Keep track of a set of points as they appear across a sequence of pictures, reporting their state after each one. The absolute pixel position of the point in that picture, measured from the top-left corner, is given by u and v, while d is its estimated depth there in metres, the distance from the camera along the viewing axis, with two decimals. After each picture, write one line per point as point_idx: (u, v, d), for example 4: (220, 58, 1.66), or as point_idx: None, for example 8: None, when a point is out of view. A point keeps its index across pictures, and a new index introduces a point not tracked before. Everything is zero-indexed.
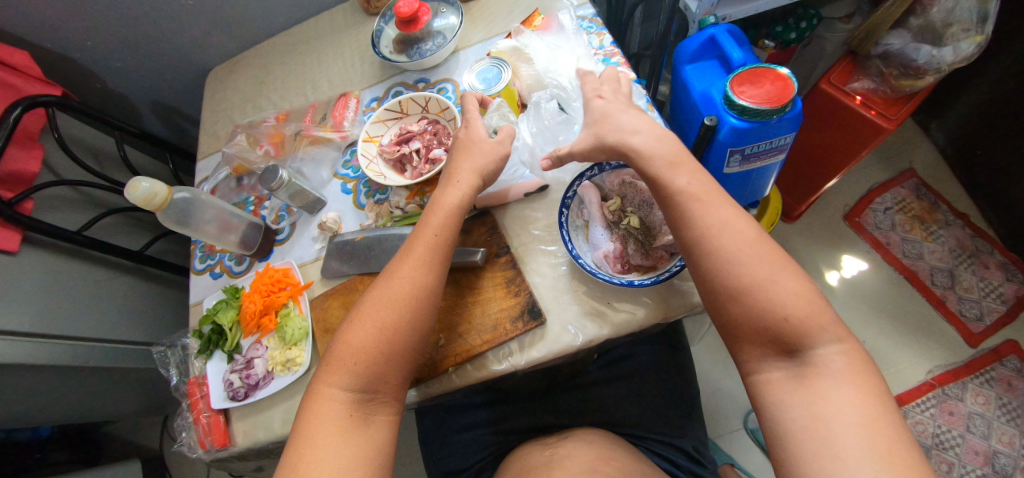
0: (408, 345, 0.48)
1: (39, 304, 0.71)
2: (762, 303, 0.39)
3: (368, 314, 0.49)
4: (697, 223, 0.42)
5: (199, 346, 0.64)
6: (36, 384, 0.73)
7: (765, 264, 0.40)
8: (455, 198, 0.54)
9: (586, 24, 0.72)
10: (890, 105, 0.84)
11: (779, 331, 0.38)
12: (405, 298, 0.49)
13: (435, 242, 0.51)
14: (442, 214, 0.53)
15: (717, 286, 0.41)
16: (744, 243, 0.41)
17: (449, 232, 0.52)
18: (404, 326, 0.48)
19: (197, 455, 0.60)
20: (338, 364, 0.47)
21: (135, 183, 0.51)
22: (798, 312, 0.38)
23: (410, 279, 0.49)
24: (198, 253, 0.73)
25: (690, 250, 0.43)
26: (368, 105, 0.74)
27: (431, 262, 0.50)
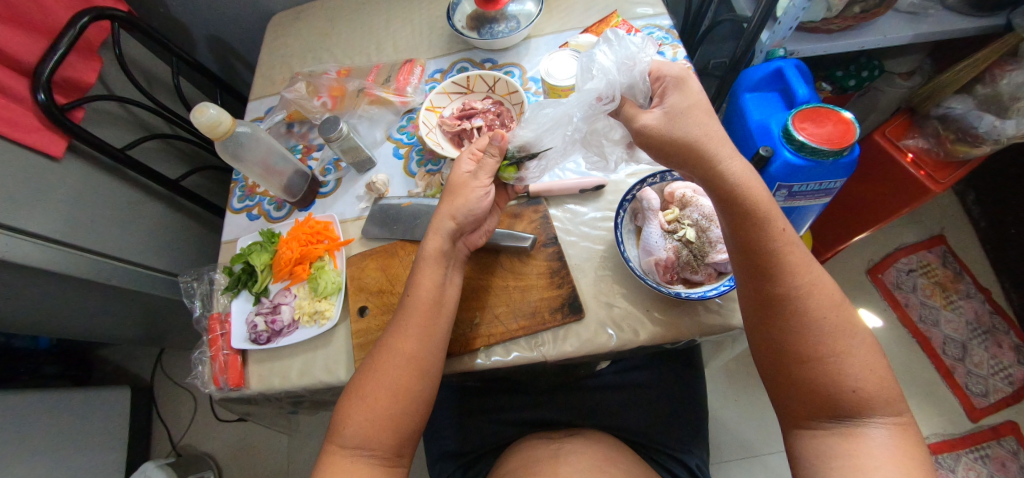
0: (399, 410, 0.46)
1: (73, 214, 0.70)
2: (843, 369, 0.40)
3: (362, 378, 0.48)
4: (783, 284, 0.42)
5: (227, 283, 0.63)
6: (54, 292, 0.73)
7: (844, 336, 0.41)
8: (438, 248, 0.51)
9: (660, 34, 0.72)
10: (939, 168, 0.84)
11: (839, 401, 0.40)
12: (392, 366, 0.47)
13: (422, 303, 0.49)
14: (429, 269, 0.51)
15: (788, 346, 0.42)
16: (830, 313, 0.41)
17: (436, 286, 0.50)
18: (391, 390, 0.47)
19: (209, 391, 0.60)
20: (343, 418, 0.47)
21: (202, 109, 0.51)
22: (868, 384, 0.39)
23: (402, 339, 0.48)
24: (238, 192, 0.72)
25: (772, 309, 0.43)
26: (431, 76, 0.74)
27: (418, 325, 0.48)
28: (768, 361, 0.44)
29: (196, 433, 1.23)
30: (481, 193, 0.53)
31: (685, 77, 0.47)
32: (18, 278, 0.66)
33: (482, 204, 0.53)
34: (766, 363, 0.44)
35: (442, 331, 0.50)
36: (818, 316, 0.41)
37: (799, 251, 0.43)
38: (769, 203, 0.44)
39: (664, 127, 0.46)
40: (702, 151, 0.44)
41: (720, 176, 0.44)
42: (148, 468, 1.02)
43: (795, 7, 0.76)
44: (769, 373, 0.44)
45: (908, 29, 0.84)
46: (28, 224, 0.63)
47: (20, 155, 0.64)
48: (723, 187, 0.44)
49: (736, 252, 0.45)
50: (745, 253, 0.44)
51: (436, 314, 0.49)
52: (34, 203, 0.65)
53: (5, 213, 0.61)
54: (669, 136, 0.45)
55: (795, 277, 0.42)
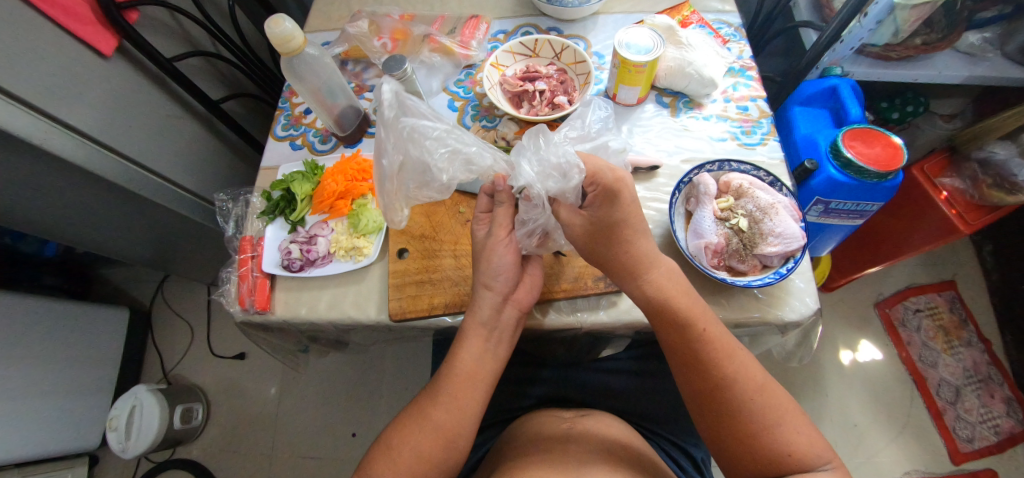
0: (421, 474, 0.44)
1: (111, 114, 0.69)
2: (772, 440, 0.40)
3: (390, 437, 0.47)
4: (711, 375, 0.43)
5: (265, 208, 0.63)
6: (81, 193, 0.72)
7: (777, 409, 0.41)
8: (485, 316, 0.48)
9: (728, 30, 0.71)
10: (971, 210, 0.85)
11: (780, 466, 0.39)
12: (422, 433, 0.45)
13: (462, 373, 0.47)
14: (472, 341, 0.48)
15: (725, 427, 0.42)
16: (756, 392, 0.42)
17: (478, 358, 0.48)
18: (416, 454, 0.44)
19: (233, 311, 0.59)
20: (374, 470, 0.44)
21: (279, 20, 0.50)
22: (797, 446, 0.40)
23: (446, 409, 0.46)
24: (282, 120, 0.71)
25: (708, 397, 0.43)
26: (494, 36, 0.73)
27: (454, 395, 0.46)
28: (709, 439, 0.44)
29: (188, 365, 1.22)
30: (505, 249, 0.49)
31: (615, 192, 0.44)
32: (49, 170, 0.64)
33: (507, 261, 0.49)
34: (709, 439, 0.44)
35: (477, 404, 0.48)
36: (749, 400, 0.41)
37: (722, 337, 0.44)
38: (686, 293, 0.45)
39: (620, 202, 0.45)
40: (618, 236, 0.45)
41: (641, 271, 0.46)
42: (139, 390, 1.01)
43: (863, 28, 0.74)
44: (713, 449, 0.44)
45: (963, 69, 0.85)
46: (67, 115, 0.62)
47: (69, 44, 0.62)
48: (644, 289, 0.45)
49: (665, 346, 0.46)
50: (680, 351, 0.44)
51: (474, 387, 0.47)
52: (79, 97, 0.64)
53: (46, 100, 0.59)
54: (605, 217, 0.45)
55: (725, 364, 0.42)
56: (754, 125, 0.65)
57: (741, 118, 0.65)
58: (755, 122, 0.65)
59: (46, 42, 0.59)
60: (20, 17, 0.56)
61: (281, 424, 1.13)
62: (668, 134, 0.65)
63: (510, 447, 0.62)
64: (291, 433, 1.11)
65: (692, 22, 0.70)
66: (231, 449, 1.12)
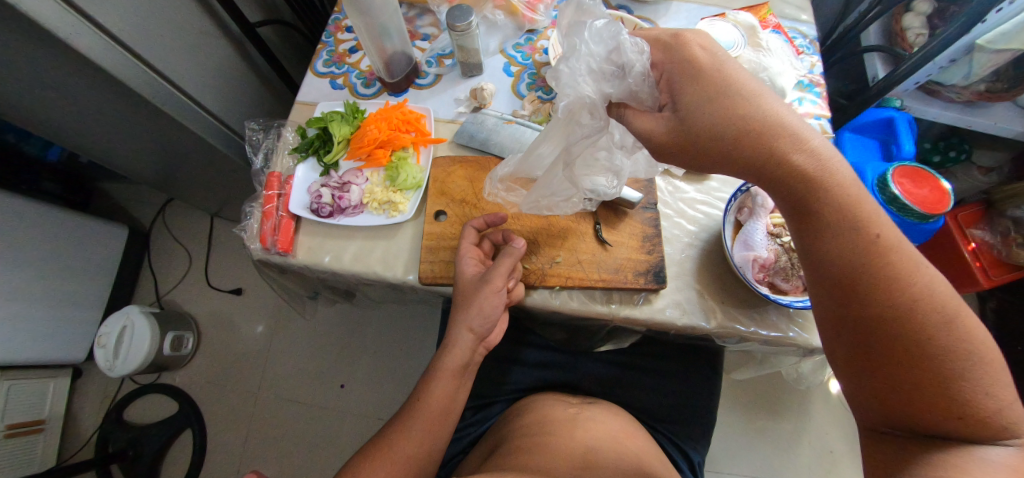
0: None
1: (143, 19, 0.64)
2: (959, 390, 0.33)
3: (358, 461, 0.48)
4: (888, 298, 0.35)
5: (299, 145, 0.59)
6: (102, 99, 0.67)
7: (963, 356, 0.33)
8: (462, 356, 0.52)
9: (803, 42, 0.69)
10: (994, 265, 0.86)
11: (957, 420, 0.33)
12: (394, 461, 0.47)
13: (433, 410, 0.50)
14: (444, 381, 0.51)
15: (896, 364, 0.35)
16: (950, 329, 0.34)
17: (449, 396, 0.52)
18: None
19: (252, 248, 0.57)
20: None
21: None
22: (990, 403, 0.33)
23: (417, 441, 0.49)
24: (325, 55, 0.67)
25: (876, 324, 0.35)
26: (560, 4, 0.68)
27: (425, 428, 0.49)
28: (857, 377, 0.38)
29: (182, 294, 1.19)
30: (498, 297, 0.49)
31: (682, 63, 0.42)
32: (73, 71, 0.60)
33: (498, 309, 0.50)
34: (857, 378, 0.37)
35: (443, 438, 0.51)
36: (937, 339, 0.34)
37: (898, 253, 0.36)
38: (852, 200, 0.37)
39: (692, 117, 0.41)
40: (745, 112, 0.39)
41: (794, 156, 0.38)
42: (131, 311, 0.99)
43: (935, 66, 0.72)
44: (859, 388, 0.37)
45: (1019, 124, 0.84)
46: (99, 13, 0.57)
47: None
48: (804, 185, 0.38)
49: (817, 259, 0.38)
50: (846, 262, 0.37)
51: (443, 423, 0.51)
52: None
53: None
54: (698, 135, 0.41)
55: (894, 288, 0.35)
56: None
57: None
58: None
59: None
60: None
61: (271, 366, 1.12)
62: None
63: (514, 427, 0.61)
64: (280, 376, 1.10)
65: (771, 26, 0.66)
66: (217, 383, 1.11)
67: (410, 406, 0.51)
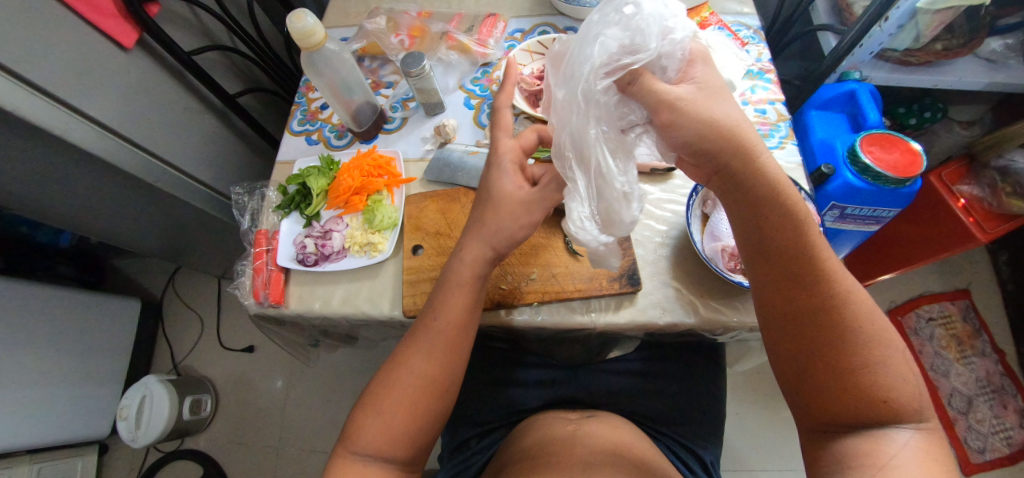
0: (416, 423, 0.46)
1: (130, 107, 0.69)
2: (868, 380, 0.36)
3: (378, 387, 0.48)
4: (810, 292, 0.39)
5: (282, 201, 0.63)
6: (99, 184, 0.73)
7: (880, 347, 0.37)
8: (482, 250, 0.49)
9: (748, 33, 0.71)
10: (988, 218, 0.85)
11: (870, 409, 0.36)
12: (411, 381, 0.46)
13: (448, 328, 0.48)
14: (457, 293, 0.48)
15: (816, 354, 0.38)
16: (864, 323, 0.37)
17: (466, 311, 0.48)
18: (411, 406, 0.46)
19: (247, 304, 0.60)
20: (367, 428, 0.45)
21: (301, 15, 0.51)
22: (897, 393, 0.36)
23: (432, 360, 0.47)
24: (299, 115, 0.71)
25: (796, 317, 0.39)
26: (511, 35, 0.73)
27: (435, 343, 0.47)
28: (789, 370, 0.41)
29: (198, 357, 1.23)
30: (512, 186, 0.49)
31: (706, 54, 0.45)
32: (69, 161, 0.65)
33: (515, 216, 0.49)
34: (789, 372, 0.41)
35: (464, 355, 0.49)
36: (852, 331, 0.37)
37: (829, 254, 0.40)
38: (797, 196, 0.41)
39: (696, 102, 0.41)
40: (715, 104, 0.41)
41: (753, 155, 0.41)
42: (149, 381, 1.03)
43: (884, 33, 0.73)
44: (790, 381, 0.41)
45: (984, 76, 0.84)
46: (89, 107, 0.63)
47: (92, 36, 0.63)
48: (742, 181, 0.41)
49: (758, 260, 0.42)
50: (777, 257, 0.40)
51: (463, 336, 0.48)
52: (99, 88, 0.64)
53: (69, 92, 0.60)
54: (704, 114, 0.40)
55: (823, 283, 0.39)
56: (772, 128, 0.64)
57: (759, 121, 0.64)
58: (773, 125, 0.64)
59: (69, 34, 0.60)
60: (45, 8, 0.57)
61: (287, 417, 1.14)
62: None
63: (517, 450, 0.62)
64: (297, 427, 1.12)
65: (711, 24, 0.70)
66: (237, 442, 1.13)
67: (419, 321, 0.49)
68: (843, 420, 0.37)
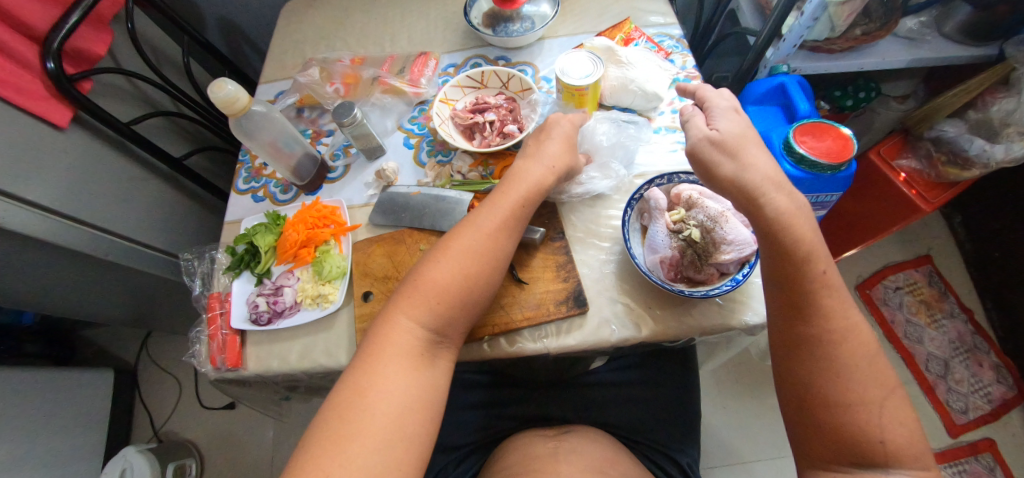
0: (472, 291, 0.47)
1: (72, 185, 0.69)
2: (862, 418, 0.38)
3: (433, 256, 0.49)
4: (814, 325, 0.41)
5: (230, 263, 0.63)
6: (48, 265, 0.72)
7: (877, 388, 0.39)
8: (540, 175, 0.54)
9: (670, 43, 0.73)
10: (929, 188, 0.87)
11: (864, 448, 0.37)
12: (469, 250, 0.48)
13: (509, 202, 0.51)
14: (515, 182, 0.53)
15: (813, 386, 0.40)
16: (863, 360, 0.40)
17: (521, 199, 0.52)
18: (464, 273, 0.47)
19: (205, 371, 0.59)
20: (416, 298, 0.46)
21: (221, 84, 0.51)
22: (893, 435, 0.37)
23: (492, 236, 0.49)
24: (243, 173, 0.72)
25: (798, 344, 0.42)
26: (444, 70, 0.75)
27: (493, 212, 0.50)
28: (789, 399, 0.42)
29: (180, 419, 1.21)
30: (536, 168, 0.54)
31: (730, 110, 0.51)
32: (12, 247, 0.65)
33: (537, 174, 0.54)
34: (789, 403, 0.42)
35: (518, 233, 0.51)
36: (850, 368, 0.39)
37: (836, 294, 0.42)
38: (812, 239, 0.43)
39: (709, 154, 0.48)
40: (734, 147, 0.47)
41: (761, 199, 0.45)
42: (128, 452, 1.01)
43: (801, 26, 0.78)
44: (791, 413, 0.42)
45: (905, 54, 0.88)
46: (27, 192, 0.62)
47: (23, 121, 0.63)
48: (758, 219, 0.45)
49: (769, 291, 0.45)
50: (786, 288, 0.43)
51: (519, 215, 0.51)
52: (36, 171, 0.64)
53: (6, 180, 0.60)
54: (717, 161, 0.48)
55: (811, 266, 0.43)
56: None
57: None
58: None
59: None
60: None
61: (276, 470, 1.12)
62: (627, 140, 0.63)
63: (494, 472, 0.62)
64: None
65: (635, 38, 0.72)
66: None
67: (490, 194, 0.53)
68: (838, 458, 0.38)
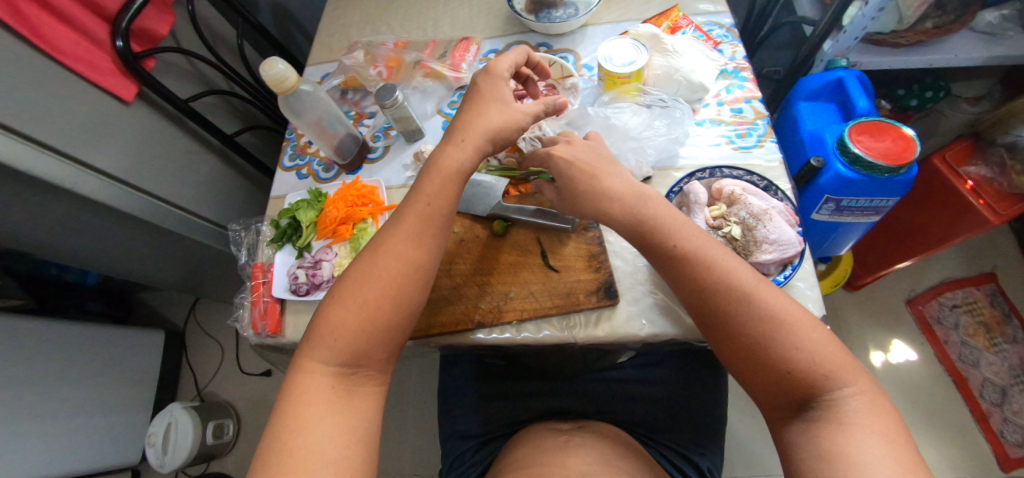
0: (381, 318, 0.45)
1: (134, 156, 0.74)
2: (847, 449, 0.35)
3: (341, 286, 0.47)
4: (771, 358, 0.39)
5: (274, 235, 0.66)
6: (111, 229, 0.78)
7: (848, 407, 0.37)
8: (456, 158, 0.51)
9: (720, 32, 0.70)
10: (1000, 199, 0.80)
11: None
12: (378, 279, 0.46)
13: (416, 215, 0.49)
14: (432, 181, 0.50)
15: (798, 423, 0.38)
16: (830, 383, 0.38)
17: (435, 205, 0.49)
18: (372, 304, 0.45)
19: (247, 335, 0.63)
20: (322, 338, 0.45)
21: (272, 63, 0.53)
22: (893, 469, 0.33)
23: (401, 253, 0.47)
24: (289, 151, 0.75)
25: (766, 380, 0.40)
26: (485, 55, 0.75)
27: (411, 225, 0.48)
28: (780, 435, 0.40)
29: (221, 382, 1.30)
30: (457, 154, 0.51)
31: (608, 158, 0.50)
32: (81, 209, 0.70)
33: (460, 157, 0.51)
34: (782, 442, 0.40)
35: (433, 246, 0.49)
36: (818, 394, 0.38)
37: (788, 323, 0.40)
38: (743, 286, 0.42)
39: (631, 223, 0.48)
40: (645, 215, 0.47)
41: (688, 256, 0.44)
42: (174, 408, 1.09)
43: (865, 16, 0.74)
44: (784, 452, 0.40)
45: (982, 51, 0.80)
46: (96, 160, 0.67)
47: (94, 94, 0.68)
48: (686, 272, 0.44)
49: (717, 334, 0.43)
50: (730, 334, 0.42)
51: (429, 225, 0.49)
52: (104, 141, 0.69)
53: (75, 146, 0.64)
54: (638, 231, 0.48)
55: (714, 273, 0.43)
56: (749, 127, 0.63)
57: (735, 121, 0.63)
58: (751, 124, 0.63)
59: (72, 93, 0.65)
60: (45, 72, 0.62)
61: None
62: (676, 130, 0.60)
63: (504, 464, 0.62)
64: None
65: (682, 26, 0.69)
66: None
67: (398, 210, 0.50)
68: None
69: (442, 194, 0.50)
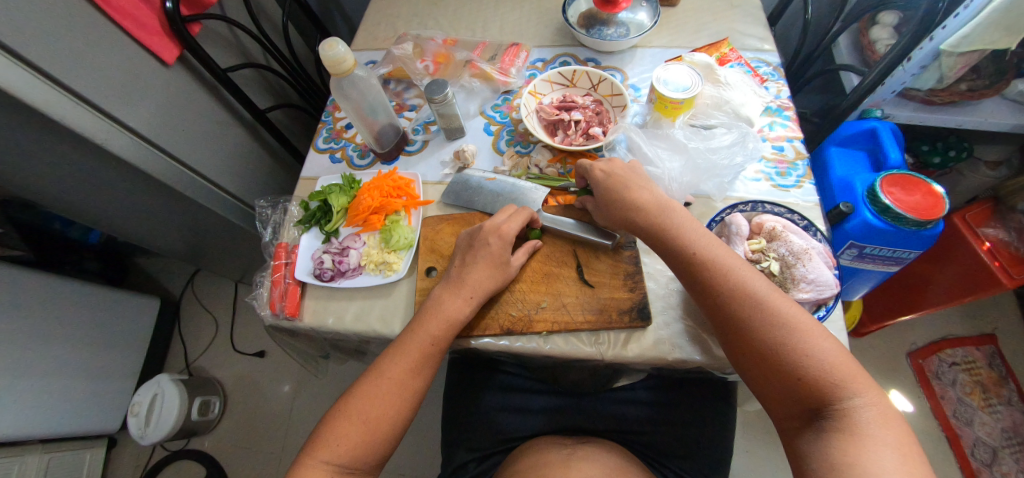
0: (378, 431, 0.48)
1: (167, 119, 0.72)
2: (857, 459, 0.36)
3: (346, 402, 0.50)
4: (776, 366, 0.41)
5: (302, 217, 0.65)
6: (131, 190, 0.76)
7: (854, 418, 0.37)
8: (477, 282, 0.53)
9: (767, 69, 0.71)
10: (1015, 263, 0.81)
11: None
12: (384, 390, 0.49)
13: (436, 328, 0.51)
14: (447, 295, 0.52)
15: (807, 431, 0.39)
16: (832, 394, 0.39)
17: (447, 321, 0.51)
18: (380, 412, 0.48)
19: (263, 315, 0.61)
20: (333, 436, 0.47)
21: (332, 44, 0.53)
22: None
23: (407, 371, 0.50)
24: (324, 133, 0.74)
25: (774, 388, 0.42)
26: (533, 63, 0.75)
27: (412, 339, 0.51)
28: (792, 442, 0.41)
29: (212, 357, 1.27)
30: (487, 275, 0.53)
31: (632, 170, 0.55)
32: (105, 167, 0.69)
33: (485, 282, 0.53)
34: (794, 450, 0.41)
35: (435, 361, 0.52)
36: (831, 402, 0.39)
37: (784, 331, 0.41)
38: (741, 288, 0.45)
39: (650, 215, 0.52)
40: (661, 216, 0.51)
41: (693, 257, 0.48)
42: (162, 380, 1.06)
43: (906, 73, 0.75)
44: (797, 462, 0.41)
45: (1012, 118, 0.82)
46: (129, 119, 0.66)
47: (136, 52, 0.66)
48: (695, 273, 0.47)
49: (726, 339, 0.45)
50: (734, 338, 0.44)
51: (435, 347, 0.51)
52: (140, 101, 0.67)
53: (110, 102, 0.63)
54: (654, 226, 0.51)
55: (731, 280, 0.45)
56: (789, 166, 0.63)
57: (775, 158, 0.64)
58: (791, 163, 0.63)
59: (116, 49, 0.63)
60: (94, 24, 0.61)
61: (291, 424, 1.15)
62: (722, 156, 0.61)
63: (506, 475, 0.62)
64: (298, 435, 1.13)
65: (731, 59, 0.70)
66: (242, 445, 1.14)
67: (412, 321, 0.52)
68: None
69: (478, 289, 0.52)
